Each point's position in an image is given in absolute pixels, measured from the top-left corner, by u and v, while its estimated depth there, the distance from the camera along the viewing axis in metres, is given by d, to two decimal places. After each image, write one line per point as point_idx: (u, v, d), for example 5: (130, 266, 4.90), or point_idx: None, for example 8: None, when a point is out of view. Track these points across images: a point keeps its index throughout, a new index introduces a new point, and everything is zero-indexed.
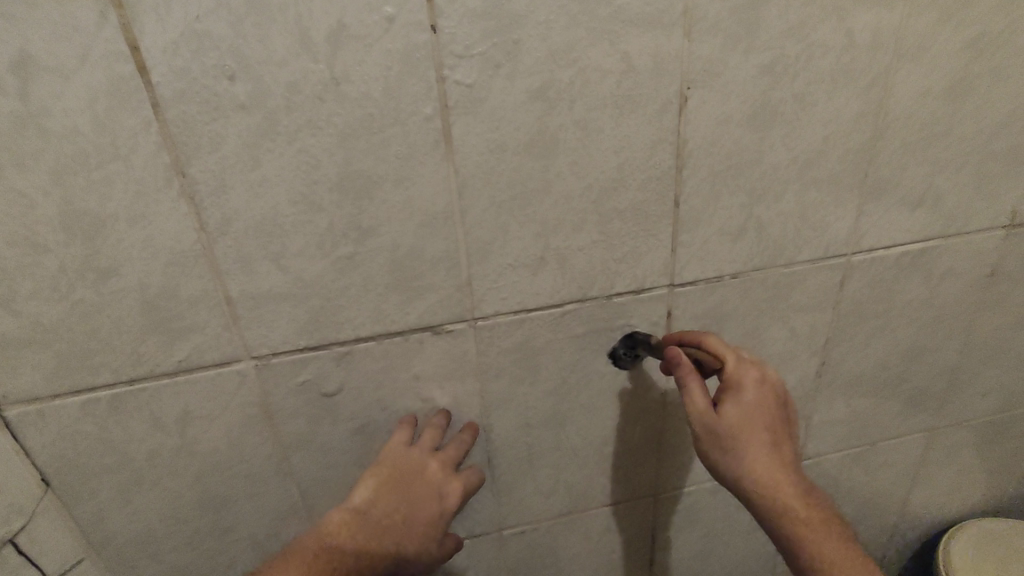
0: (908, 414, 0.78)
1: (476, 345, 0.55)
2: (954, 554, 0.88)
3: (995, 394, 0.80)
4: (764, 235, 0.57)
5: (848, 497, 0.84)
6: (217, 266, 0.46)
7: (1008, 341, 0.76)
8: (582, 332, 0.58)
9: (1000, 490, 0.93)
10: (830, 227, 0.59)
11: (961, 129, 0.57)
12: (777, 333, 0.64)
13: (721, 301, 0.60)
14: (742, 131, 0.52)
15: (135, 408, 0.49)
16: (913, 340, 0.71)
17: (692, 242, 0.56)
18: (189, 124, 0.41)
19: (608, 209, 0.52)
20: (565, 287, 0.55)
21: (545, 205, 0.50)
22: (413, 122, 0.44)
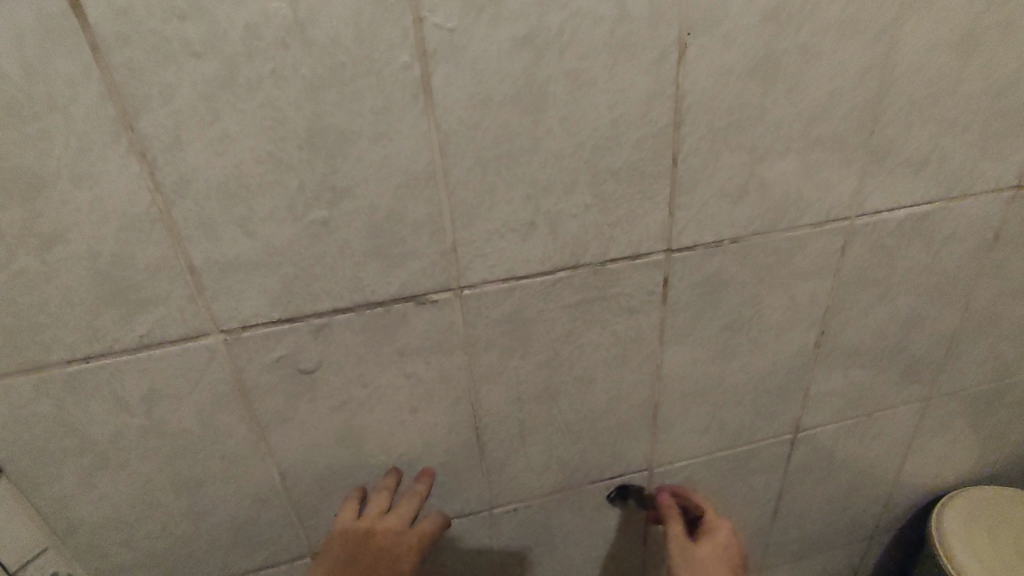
0: (909, 383, 0.77)
1: (464, 317, 0.52)
2: (949, 522, 0.87)
3: (992, 361, 0.79)
4: (764, 198, 0.54)
5: (843, 469, 0.83)
6: (177, 232, 0.42)
7: (1008, 308, 0.74)
8: (574, 302, 0.55)
9: (993, 459, 0.93)
10: (833, 188, 0.56)
11: (974, 84, 0.54)
12: (776, 302, 0.62)
13: (719, 269, 0.57)
14: (744, 85, 0.48)
15: (95, 387, 0.46)
16: (916, 309, 0.69)
17: (689, 205, 0.53)
18: (137, 72, 0.36)
19: (601, 169, 0.49)
20: (556, 254, 0.51)
21: (534, 165, 0.47)
22: (388, 72, 0.40)
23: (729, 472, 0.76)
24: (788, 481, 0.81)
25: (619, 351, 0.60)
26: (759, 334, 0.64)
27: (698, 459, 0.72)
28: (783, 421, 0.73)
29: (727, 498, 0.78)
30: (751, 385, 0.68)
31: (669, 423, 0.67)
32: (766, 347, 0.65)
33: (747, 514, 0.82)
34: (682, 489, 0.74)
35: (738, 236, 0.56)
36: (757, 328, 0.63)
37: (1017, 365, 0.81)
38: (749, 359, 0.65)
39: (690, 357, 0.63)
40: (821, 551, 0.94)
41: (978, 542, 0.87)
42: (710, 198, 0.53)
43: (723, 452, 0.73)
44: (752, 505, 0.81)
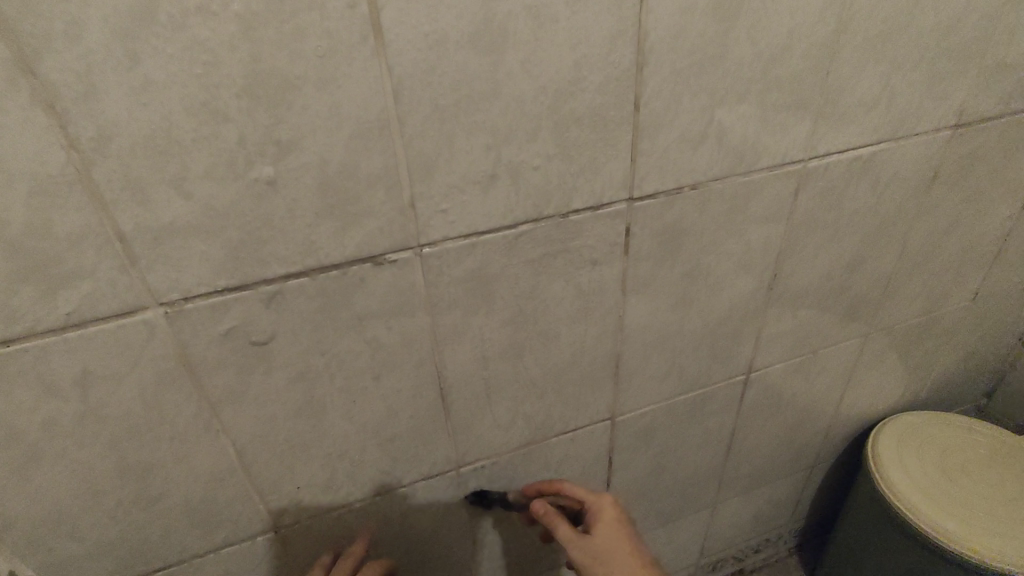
0: (855, 323, 0.79)
1: (425, 277, 0.50)
2: (881, 449, 0.92)
3: (925, 296, 0.83)
4: (724, 142, 0.54)
5: (791, 405, 0.87)
6: (100, 196, 0.37)
7: (942, 245, 0.77)
8: (537, 255, 0.53)
9: (922, 387, 0.99)
10: (788, 131, 0.56)
11: (922, 22, 0.54)
12: (733, 248, 0.62)
13: (680, 216, 0.57)
14: (706, 23, 0.47)
15: (17, 373, 0.41)
16: (863, 250, 0.71)
17: (651, 151, 0.51)
18: (35, 6, 0.31)
19: (564, 115, 0.46)
20: (519, 206, 0.49)
21: (493, 112, 0.44)
22: (333, 8, 0.36)
23: (687, 416, 0.78)
24: (740, 422, 0.84)
25: (581, 305, 0.59)
26: (718, 280, 0.64)
27: (658, 406, 0.74)
28: (737, 365, 0.75)
29: (685, 441, 0.81)
30: (708, 331, 0.69)
31: (630, 373, 0.68)
32: (723, 293, 0.66)
33: (704, 454, 0.85)
34: (643, 434, 0.76)
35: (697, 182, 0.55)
36: (714, 275, 0.64)
37: (947, 298, 0.85)
38: (705, 306, 0.66)
39: (650, 307, 0.63)
40: (769, 483, 0.99)
41: (914, 468, 0.90)
42: (670, 143, 0.52)
43: (681, 397, 0.75)
44: (708, 445, 0.84)
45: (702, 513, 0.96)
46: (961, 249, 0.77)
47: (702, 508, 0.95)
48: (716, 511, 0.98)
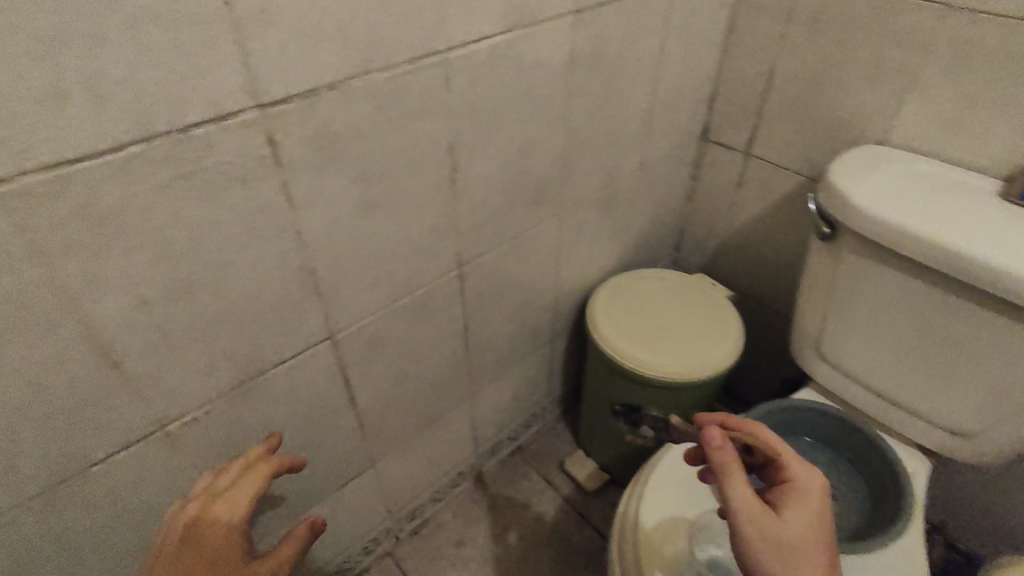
0: (545, 205, 0.88)
1: (11, 220, 0.43)
2: (597, 313, 1.04)
3: (602, 171, 0.94)
4: (348, 36, 0.53)
5: (513, 289, 0.95)
6: None
7: (602, 122, 0.87)
8: (165, 179, 0.49)
9: (625, 251, 1.15)
10: (416, 21, 0.57)
11: None
12: (399, 146, 0.64)
13: (327, 119, 0.56)
14: None
15: None
16: (531, 135, 0.77)
17: (264, 50, 0.49)
18: None
19: (134, 14, 0.42)
20: (114, 124, 0.44)
21: (28, 13, 0.38)
22: None
23: (412, 319, 0.81)
24: (470, 314, 0.90)
25: (247, 227, 0.57)
26: (394, 181, 0.66)
27: (377, 315, 0.76)
28: (446, 262, 0.79)
29: (418, 343, 0.85)
30: (403, 233, 0.71)
31: (334, 287, 0.69)
32: (406, 193, 0.68)
33: (444, 351, 0.91)
34: (372, 346, 0.79)
35: (333, 82, 0.55)
36: (389, 176, 0.65)
37: (621, 170, 0.98)
38: (391, 208, 0.68)
39: (330, 217, 0.63)
40: (517, 362, 1.11)
41: (622, 317, 1.03)
42: (285, 40, 0.50)
43: (399, 302, 0.78)
44: (445, 342, 0.90)
45: (462, 405, 1.05)
46: (614, 123, 0.89)
47: (461, 400, 1.03)
48: (475, 399, 1.07)
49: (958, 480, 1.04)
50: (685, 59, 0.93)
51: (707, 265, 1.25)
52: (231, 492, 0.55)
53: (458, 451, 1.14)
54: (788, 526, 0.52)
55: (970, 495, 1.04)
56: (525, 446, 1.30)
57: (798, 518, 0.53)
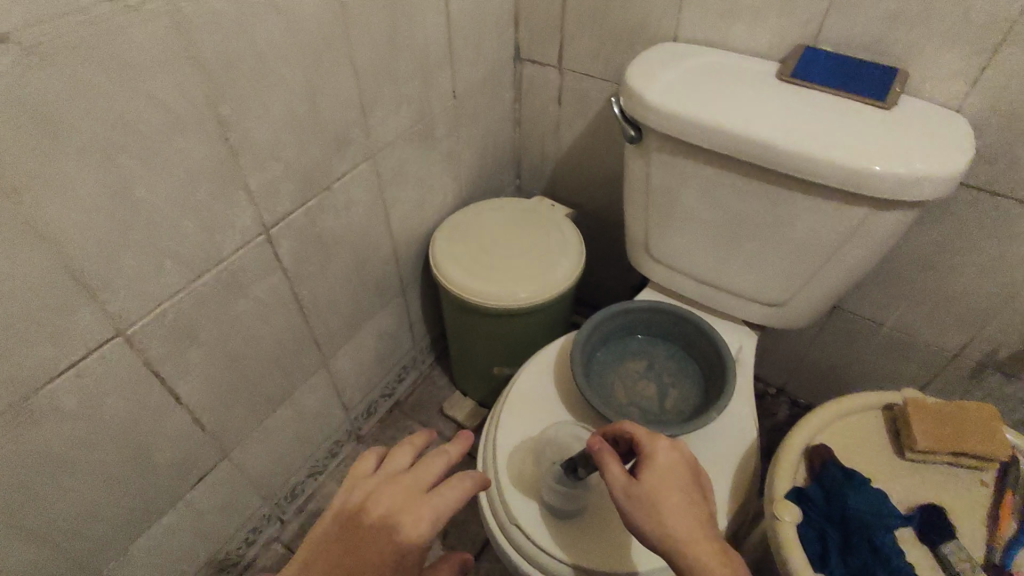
0: (350, 148, 0.82)
1: None
2: (440, 255, 1.02)
3: (408, 106, 0.89)
4: None
5: (341, 246, 0.90)
6: None
7: (393, 53, 0.81)
8: None
9: (459, 187, 1.13)
10: None
11: None
12: (139, 108, 0.55)
13: (19, 86, 0.47)
14: None
15: None
16: (309, 74, 0.70)
17: None
18: None
19: None
20: None
21: None
22: None
23: (224, 298, 0.74)
24: (296, 279, 0.84)
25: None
26: (145, 150, 0.58)
27: (177, 304, 0.68)
28: (246, 227, 0.73)
29: (241, 321, 0.79)
30: (180, 204, 0.63)
31: (106, 281, 0.60)
32: (165, 160, 0.60)
33: (276, 324, 0.85)
34: (183, 337, 0.71)
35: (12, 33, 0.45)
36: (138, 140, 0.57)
37: (430, 102, 0.94)
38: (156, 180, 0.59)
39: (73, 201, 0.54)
40: (369, 319, 1.07)
41: (465, 255, 1.02)
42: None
43: (201, 283, 0.70)
44: (274, 315, 0.84)
45: (317, 374, 1.00)
46: (408, 53, 0.84)
47: (314, 369, 0.98)
48: (330, 365, 1.02)
49: (786, 341, 1.16)
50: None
51: (547, 187, 1.26)
52: (378, 515, 0.49)
53: (327, 420, 1.10)
54: (641, 487, 0.53)
55: (799, 352, 1.16)
56: (402, 399, 1.31)
57: (651, 477, 0.54)
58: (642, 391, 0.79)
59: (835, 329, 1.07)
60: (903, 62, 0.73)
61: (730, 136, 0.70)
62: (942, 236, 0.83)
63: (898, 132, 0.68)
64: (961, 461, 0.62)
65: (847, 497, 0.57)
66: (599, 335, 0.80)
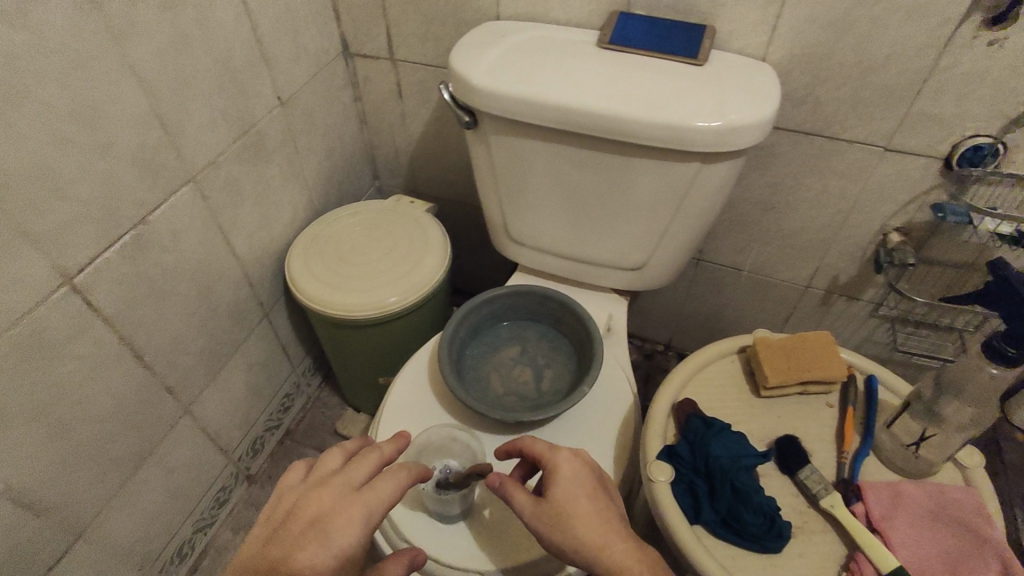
0: (158, 172, 0.74)
1: None
2: (295, 271, 0.96)
3: (224, 117, 0.82)
4: None
5: (176, 282, 0.81)
6: None
7: (186, 59, 0.73)
8: None
9: (310, 198, 1.06)
10: None
11: None
12: None
13: None
14: None
15: None
16: (74, 93, 0.61)
17: None
18: None
19: None
20: None
21: None
22: None
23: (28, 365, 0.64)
24: (124, 327, 0.75)
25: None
26: None
27: None
28: (36, 277, 0.63)
29: (62, 388, 0.69)
30: None
31: None
32: None
33: (112, 382, 0.76)
34: None
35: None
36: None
37: (251, 110, 0.86)
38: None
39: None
40: (231, 353, 0.98)
41: (324, 267, 0.97)
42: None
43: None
44: (106, 373, 0.74)
45: (180, 425, 0.91)
46: (206, 58, 0.76)
47: (174, 420, 0.89)
48: (194, 411, 0.93)
49: (664, 300, 1.20)
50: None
51: (408, 184, 1.22)
52: (309, 518, 0.47)
53: (207, 471, 1.01)
54: (556, 508, 0.52)
55: (677, 307, 1.20)
56: (293, 429, 1.25)
57: (563, 495, 0.52)
58: (518, 377, 0.78)
59: (703, 281, 1.11)
60: (708, 16, 0.75)
61: (554, 110, 0.69)
62: (775, 179, 0.88)
63: (714, 87, 0.70)
64: (810, 388, 0.66)
65: (708, 446, 0.58)
66: (467, 327, 0.78)
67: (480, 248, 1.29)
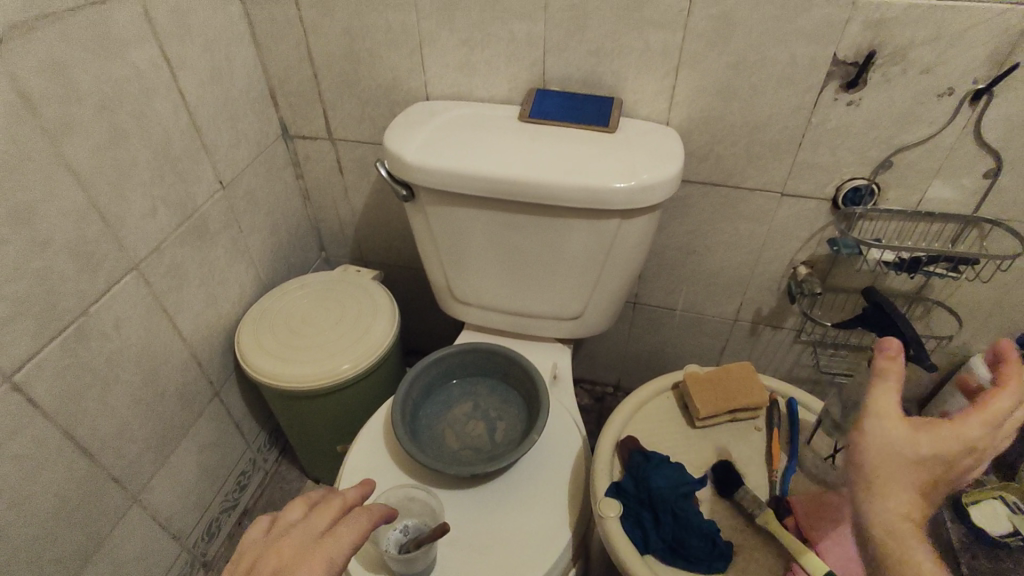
0: (99, 262, 0.75)
1: None
2: (244, 348, 0.97)
3: (164, 206, 0.84)
4: None
5: (120, 370, 0.81)
6: None
7: (125, 155, 0.76)
8: None
9: (256, 274, 1.08)
10: None
11: None
12: None
13: None
14: None
15: None
16: (13, 195, 0.63)
17: None
18: None
19: None
20: None
21: None
22: None
23: None
24: (67, 420, 0.74)
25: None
26: None
27: None
28: None
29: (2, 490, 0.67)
30: None
31: None
32: None
33: (55, 477, 0.74)
34: None
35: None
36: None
37: (191, 196, 0.89)
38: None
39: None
40: (182, 435, 0.97)
41: (271, 342, 0.98)
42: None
43: None
44: (50, 468, 0.73)
45: (129, 517, 0.89)
46: (145, 152, 0.79)
47: (122, 511, 0.87)
48: (144, 500, 0.91)
49: (608, 343, 1.26)
50: (206, 60, 0.87)
51: (354, 252, 1.25)
52: (270, 572, 0.48)
53: (159, 563, 0.98)
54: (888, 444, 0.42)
55: (621, 349, 1.26)
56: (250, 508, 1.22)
57: (892, 431, 0.42)
58: (472, 432, 0.81)
59: (642, 322, 1.18)
60: (614, 89, 0.84)
61: (481, 179, 0.76)
62: (692, 225, 0.97)
63: (622, 148, 0.79)
64: (739, 414, 0.73)
65: (650, 479, 0.63)
66: (418, 389, 0.81)
67: (429, 309, 1.33)
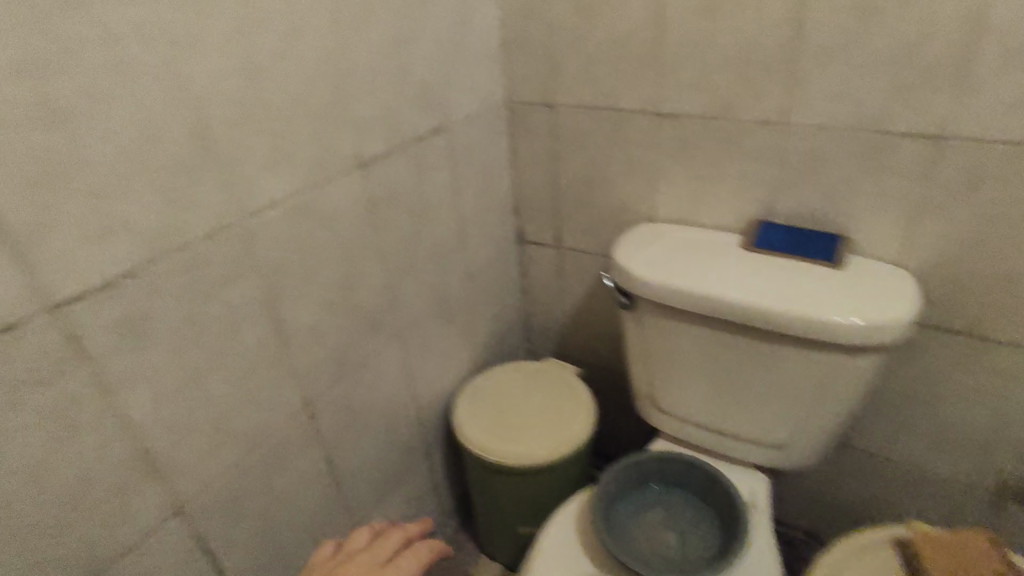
0: (380, 327, 0.94)
1: None
2: (460, 417, 1.10)
3: (428, 288, 1.03)
4: (136, 228, 0.58)
5: (371, 416, 0.98)
6: None
7: (414, 246, 0.97)
8: None
9: (476, 354, 1.23)
10: (203, 200, 0.63)
11: (270, 95, 0.67)
12: (214, 311, 0.67)
13: (127, 304, 0.59)
14: (31, 131, 0.49)
15: None
16: (345, 270, 0.84)
17: (45, 259, 0.52)
18: None
19: None
20: None
21: None
22: None
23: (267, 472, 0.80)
24: (330, 450, 0.90)
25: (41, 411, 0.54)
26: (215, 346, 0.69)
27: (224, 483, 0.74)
28: (290, 404, 0.81)
29: (280, 498, 0.83)
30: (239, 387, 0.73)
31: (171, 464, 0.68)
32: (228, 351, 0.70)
33: (310, 499, 0.89)
34: (226, 514, 0.76)
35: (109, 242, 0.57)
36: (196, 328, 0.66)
37: (447, 283, 1.07)
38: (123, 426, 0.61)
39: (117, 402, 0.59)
40: (394, 486, 1.11)
41: (483, 414, 1.11)
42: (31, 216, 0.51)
43: (247, 459, 0.77)
44: (309, 490, 0.88)
45: None
46: (427, 246, 0.99)
47: None
48: None
49: (805, 484, 1.17)
50: (478, 178, 1.08)
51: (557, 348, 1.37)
52: None
53: None
54: None
55: (819, 493, 1.17)
56: None
57: None
58: (663, 540, 0.83)
59: (850, 467, 1.09)
60: (843, 227, 0.87)
61: (705, 298, 0.82)
62: (921, 369, 0.91)
63: (858, 288, 0.80)
64: None
65: None
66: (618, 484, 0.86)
67: (616, 412, 1.37)
